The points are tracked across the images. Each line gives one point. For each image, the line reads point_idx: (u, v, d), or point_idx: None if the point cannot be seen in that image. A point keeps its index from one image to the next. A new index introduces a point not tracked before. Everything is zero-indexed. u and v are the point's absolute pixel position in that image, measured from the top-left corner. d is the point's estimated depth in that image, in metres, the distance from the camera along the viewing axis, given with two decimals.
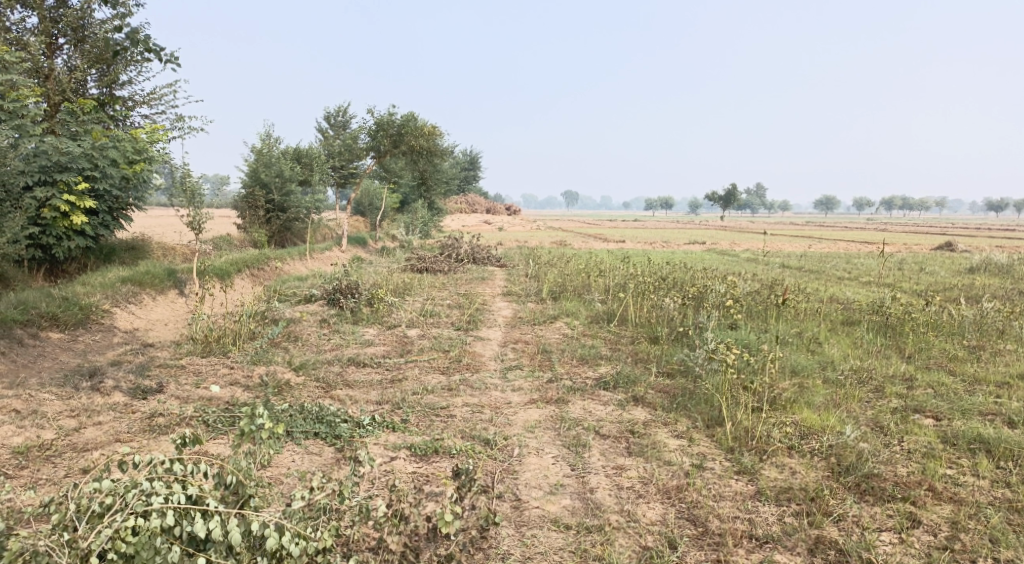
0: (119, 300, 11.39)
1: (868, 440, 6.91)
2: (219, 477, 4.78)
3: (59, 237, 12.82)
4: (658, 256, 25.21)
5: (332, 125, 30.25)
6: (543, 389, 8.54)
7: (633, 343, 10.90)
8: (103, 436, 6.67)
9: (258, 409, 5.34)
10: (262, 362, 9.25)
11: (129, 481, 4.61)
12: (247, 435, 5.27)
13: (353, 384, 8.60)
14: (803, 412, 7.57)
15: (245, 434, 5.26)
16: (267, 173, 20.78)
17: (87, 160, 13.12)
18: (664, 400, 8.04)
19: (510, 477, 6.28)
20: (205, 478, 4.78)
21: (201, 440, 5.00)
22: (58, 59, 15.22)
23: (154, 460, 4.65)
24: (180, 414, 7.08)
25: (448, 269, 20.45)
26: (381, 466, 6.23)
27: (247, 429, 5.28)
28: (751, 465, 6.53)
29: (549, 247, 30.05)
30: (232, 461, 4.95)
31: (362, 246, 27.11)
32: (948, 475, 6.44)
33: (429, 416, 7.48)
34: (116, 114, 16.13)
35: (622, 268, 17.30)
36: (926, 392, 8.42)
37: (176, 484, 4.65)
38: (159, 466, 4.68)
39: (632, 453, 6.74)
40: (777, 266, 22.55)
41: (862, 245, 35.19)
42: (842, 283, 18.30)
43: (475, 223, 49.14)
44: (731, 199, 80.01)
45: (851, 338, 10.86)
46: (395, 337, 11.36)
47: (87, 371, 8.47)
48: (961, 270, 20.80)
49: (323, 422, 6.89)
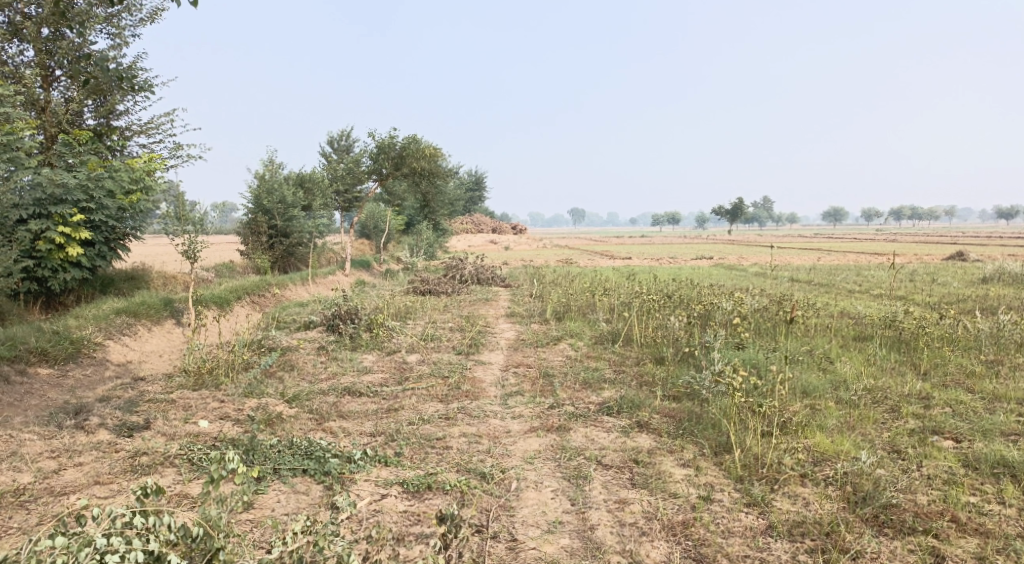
0: (112, 332, 11.17)
1: (885, 466, 6.56)
2: (183, 529, 4.80)
3: (55, 270, 12.61)
4: (664, 273, 24.91)
5: (335, 149, 30.17)
6: (544, 416, 8.21)
7: (638, 364, 10.58)
8: (83, 477, 6.42)
9: (227, 455, 5.18)
10: (255, 394, 8.97)
11: (86, 538, 4.64)
12: (217, 481, 5.12)
13: (347, 414, 8.32)
14: (816, 437, 7.22)
15: (215, 481, 5.09)
16: (269, 199, 20.67)
17: (83, 191, 12.94)
18: (670, 426, 7.70)
19: (506, 514, 5.97)
20: (168, 530, 4.80)
21: (165, 490, 4.92)
22: (54, 91, 15.16)
23: (112, 514, 4.66)
24: (164, 453, 6.80)
25: (452, 290, 20.22)
26: (370, 505, 5.94)
27: (217, 476, 5.12)
28: (761, 496, 6.18)
29: (554, 266, 29.77)
30: (200, 511, 4.93)
31: (367, 269, 26.92)
32: (972, 504, 6.07)
33: (424, 448, 7.17)
34: (113, 143, 16.03)
35: (628, 286, 17.02)
36: (944, 412, 8.05)
37: (135, 540, 4.68)
38: (117, 520, 4.70)
39: (635, 485, 6.40)
40: (786, 280, 22.19)
41: (872, 257, 34.88)
42: (853, 296, 17.94)
43: (480, 243, 48.96)
44: (738, 213, 79.64)
45: (864, 354, 10.49)
46: (393, 363, 11.09)
47: (73, 408, 8.22)
48: (974, 281, 20.40)
49: (312, 457, 6.58)
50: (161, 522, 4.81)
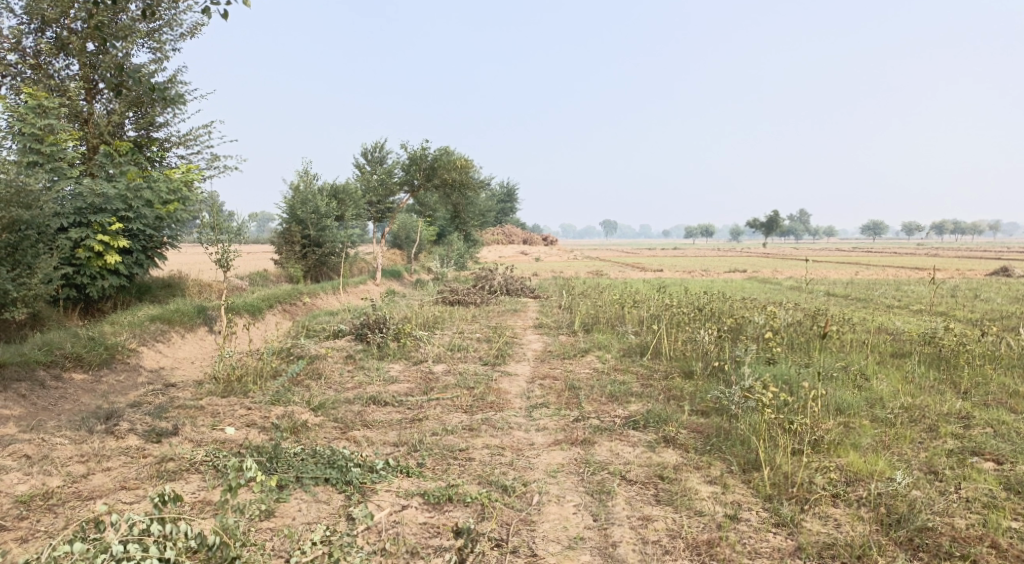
0: (146, 338, 11.36)
1: (921, 487, 6.33)
2: (201, 537, 4.94)
3: (93, 277, 12.85)
4: (696, 285, 24.63)
5: (369, 160, 30.48)
6: (568, 429, 8.11)
7: (666, 378, 10.43)
8: (110, 482, 6.50)
9: (245, 463, 5.29)
10: (281, 402, 9.02)
11: (104, 545, 4.76)
12: (235, 489, 5.21)
13: (372, 424, 8.31)
14: (849, 456, 7.01)
15: (233, 489, 5.18)
16: (303, 209, 20.91)
17: (122, 200, 13.20)
18: (697, 442, 7.55)
19: (527, 529, 5.88)
20: (186, 537, 4.93)
21: (183, 498, 5.04)
22: (97, 103, 15.56)
23: (130, 521, 4.79)
24: (190, 459, 6.86)
25: (481, 301, 20.20)
26: (389, 516, 5.91)
27: (235, 484, 5.22)
28: (791, 517, 6.00)
29: (585, 277, 29.60)
30: (217, 520, 5.09)
31: (397, 279, 27.06)
32: (1013, 529, 5.82)
33: (446, 459, 7.12)
34: (153, 155, 16.37)
35: (658, 298, 16.84)
36: (985, 432, 7.75)
37: (153, 547, 4.81)
38: (135, 527, 4.83)
39: (660, 501, 6.26)
40: (822, 294, 21.77)
41: (912, 271, 34.06)
42: (891, 312, 17.50)
43: (511, 254, 49.01)
44: (773, 226, 78.52)
45: (901, 371, 10.19)
46: (420, 373, 11.08)
47: (104, 413, 8.34)
48: (1019, 297, 19.78)
49: (334, 466, 6.56)
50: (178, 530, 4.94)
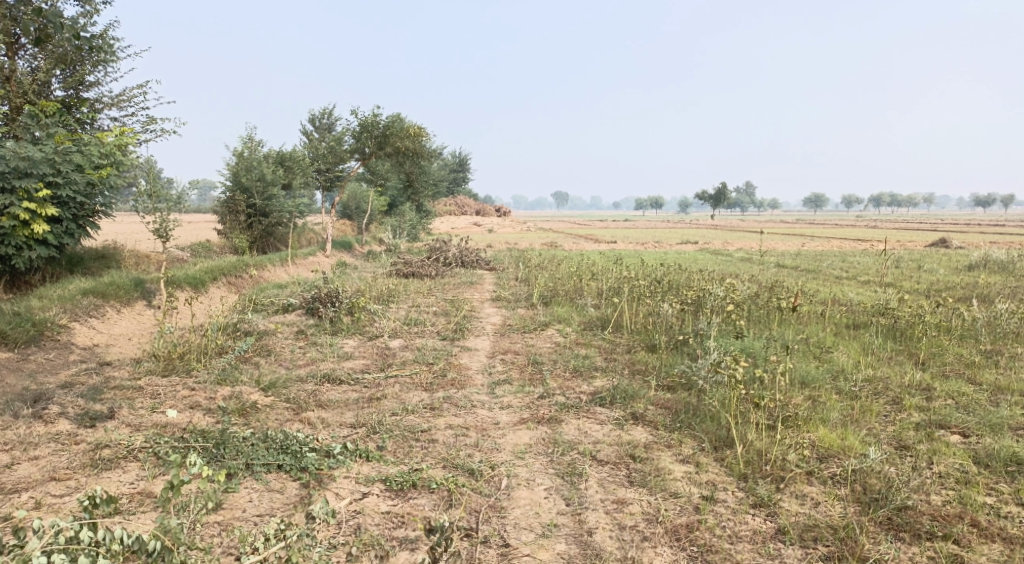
0: (79, 314, 10.61)
1: (894, 463, 6.25)
2: (140, 541, 4.56)
3: (19, 247, 11.94)
4: (651, 257, 24.60)
5: (317, 127, 29.43)
6: (533, 406, 7.81)
7: (630, 352, 10.23)
8: (38, 472, 5.94)
9: (188, 459, 4.89)
10: (228, 382, 8.47)
11: (24, 558, 4.25)
12: (178, 486, 4.79)
13: (327, 404, 7.88)
14: (819, 431, 6.90)
15: (176, 487, 4.76)
16: (248, 176, 19.97)
17: (49, 164, 12.24)
18: (666, 418, 7.34)
19: (497, 516, 5.59)
20: (121, 543, 4.51)
21: (114, 501, 4.62)
22: (20, 60, 14.44)
23: (56, 525, 4.38)
24: (128, 445, 6.31)
25: (435, 273, 19.72)
26: (349, 506, 5.55)
27: (178, 481, 4.79)
28: (768, 497, 5.85)
29: (540, 249, 29.32)
30: (158, 522, 4.67)
31: (348, 251, 26.30)
32: (989, 505, 5.79)
33: (407, 441, 6.75)
34: (83, 117, 15.31)
35: (615, 270, 16.60)
36: (947, 404, 7.75)
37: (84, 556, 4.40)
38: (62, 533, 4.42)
39: (633, 483, 6.04)
40: (773, 266, 21.97)
41: (857, 242, 34.78)
42: (842, 283, 17.71)
43: (464, 226, 48.36)
44: (721, 198, 79.46)
45: (860, 343, 10.19)
46: (376, 349, 10.63)
47: (31, 394, 7.66)
48: (960, 268, 20.29)
49: (288, 452, 6.14)
50: (111, 535, 4.51)
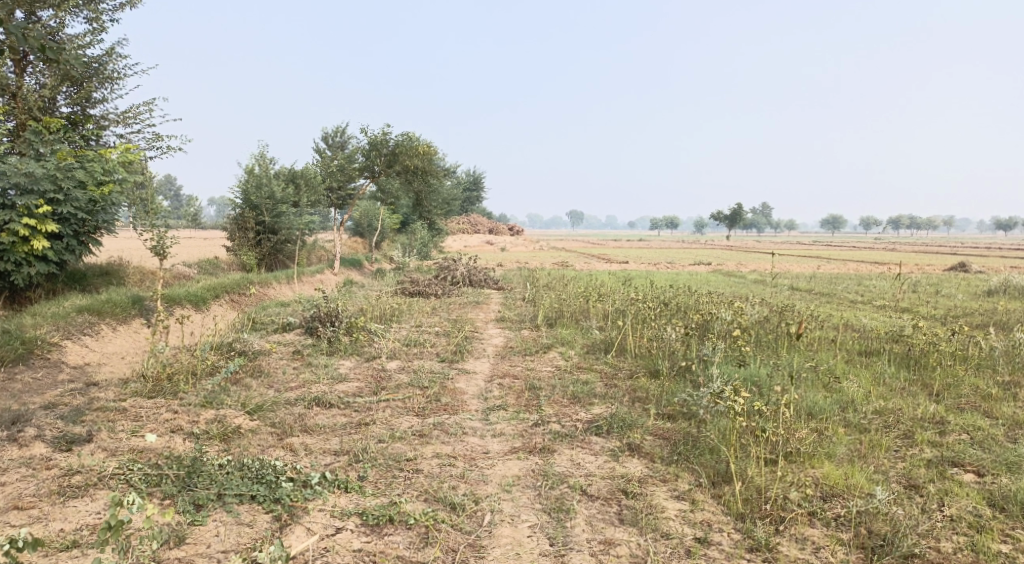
0: (72, 331, 10.46)
1: (901, 504, 5.90)
2: None
3: (18, 264, 11.82)
4: (661, 278, 24.27)
5: (330, 145, 29.51)
6: (526, 435, 7.51)
7: (631, 377, 9.91)
8: (2, 500, 5.71)
9: (128, 497, 4.60)
10: (214, 404, 8.24)
11: None
12: (116, 527, 4.50)
13: (313, 429, 7.62)
14: (824, 467, 6.55)
15: (114, 529, 4.48)
16: (257, 193, 19.92)
17: (51, 180, 12.17)
18: (663, 450, 7.00)
19: (475, 556, 5.30)
20: None
21: (43, 544, 4.34)
22: (28, 76, 14.48)
23: None
24: (99, 472, 6.08)
25: (442, 292, 19.49)
26: (319, 543, 5.30)
27: (116, 522, 4.50)
28: (765, 540, 5.53)
29: (550, 269, 29.05)
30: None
31: (357, 269, 26.19)
32: (1004, 554, 5.42)
33: (391, 471, 6.46)
34: (89, 133, 15.32)
35: (623, 292, 16.29)
36: (962, 439, 7.36)
37: None
38: None
39: (622, 521, 5.72)
40: (787, 288, 21.57)
41: (873, 266, 34.25)
42: (856, 307, 17.29)
43: (477, 244, 48.18)
44: (736, 220, 78.87)
45: (872, 371, 9.81)
46: (371, 371, 10.37)
47: (10, 415, 7.46)
48: (979, 293, 19.80)
49: (262, 482, 5.89)
50: None
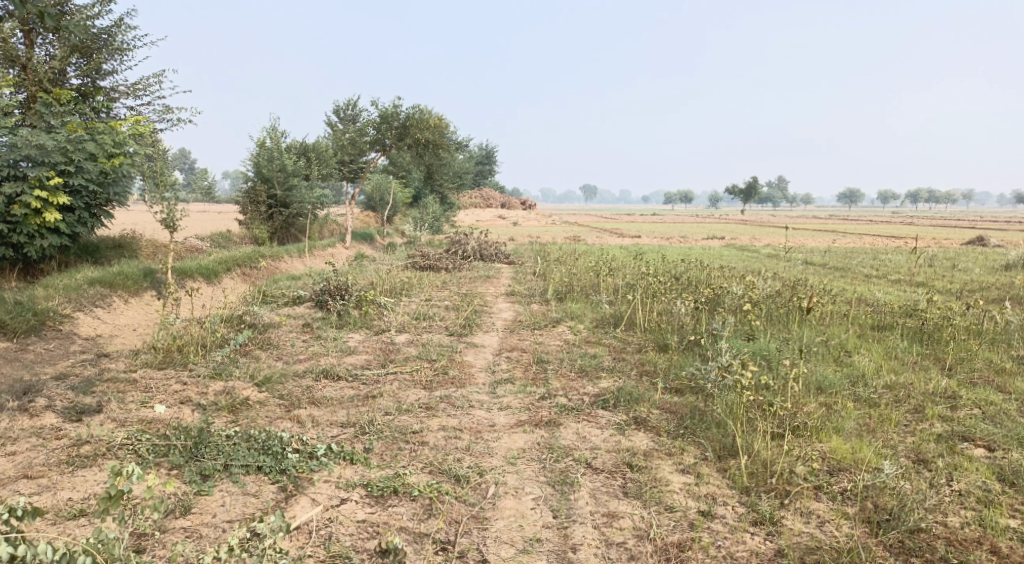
0: (84, 304, 10.53)
1: (909, 479, 5.84)
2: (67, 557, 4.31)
3: (31, 236, 11.88)
4: (674, 253, 24.09)
5: (341, 118, 29.37)
6: (533, 408, 7.50)
7: (640, 351, 9.86)
8: (12, 469, 5.79)
9: (127, 468, 4.58)
10: (222, 376, 8.28)
11: None
12: (116, 498, 4.50)
13: (320, 401, 7.65)
14: (832, 441, 6.50)
15: (113, 498, 4.50)
16: (268, 166, 19.88)
17: (62, 153, 12.18)
18: (669, 424, 6.97)
19: (478, 528, 5.32)
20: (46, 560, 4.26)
21: (42, 514, 4.39)
22: (37, 48, 14.43)
23: None
24: (108, 442, 6.14)
25: (453, 266, 19.46)
26: (324, 513, 5.34)
27: (115, 492, 4.50)
28: (770, 514, 5.50)
29: (562, 243, 28.91)
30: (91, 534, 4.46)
31: (368, 243, 26.19)
32: (1012, 529, 5.37)
33: (397, 443, 6.48)
34: (99, 105, 15.28)
35: (634, 266, 16.18)
36: (973, 414, 7.27)
37: None
38: None
39: (626, 494, 5.72)
40: (800, 263, 21.34)
41: (890, 239, 33.81)
42: (871, 282, 17.09)
43: (489, 219, 47.99)
44: (751, 193, 78.04)
45: (884, 346, 9.69)
46: (380, 345, 10.38)
47: (22, 386, 7.53)
48: (997, 267, 19.51)
49: (268, 453, 5.92)
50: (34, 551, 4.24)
